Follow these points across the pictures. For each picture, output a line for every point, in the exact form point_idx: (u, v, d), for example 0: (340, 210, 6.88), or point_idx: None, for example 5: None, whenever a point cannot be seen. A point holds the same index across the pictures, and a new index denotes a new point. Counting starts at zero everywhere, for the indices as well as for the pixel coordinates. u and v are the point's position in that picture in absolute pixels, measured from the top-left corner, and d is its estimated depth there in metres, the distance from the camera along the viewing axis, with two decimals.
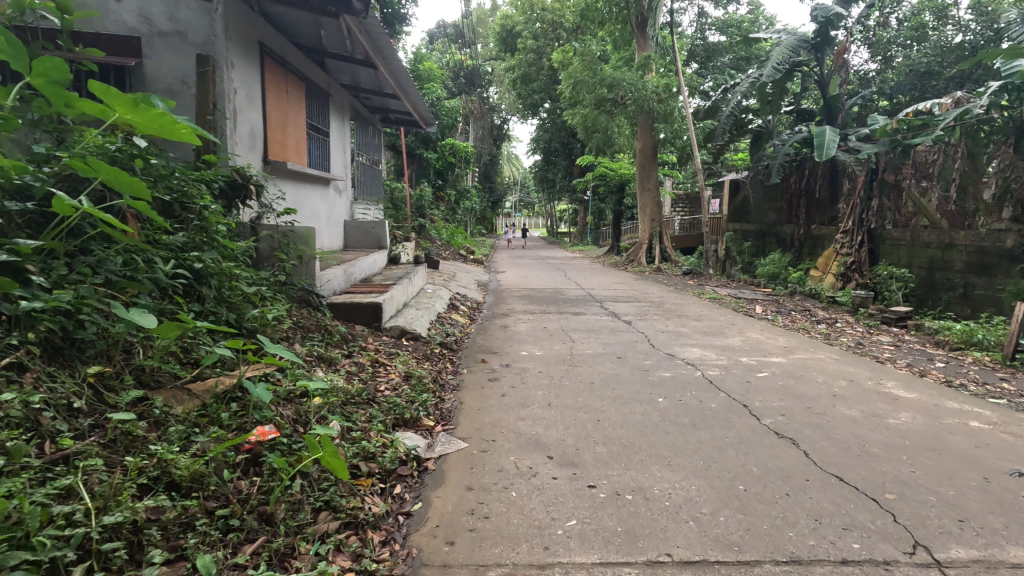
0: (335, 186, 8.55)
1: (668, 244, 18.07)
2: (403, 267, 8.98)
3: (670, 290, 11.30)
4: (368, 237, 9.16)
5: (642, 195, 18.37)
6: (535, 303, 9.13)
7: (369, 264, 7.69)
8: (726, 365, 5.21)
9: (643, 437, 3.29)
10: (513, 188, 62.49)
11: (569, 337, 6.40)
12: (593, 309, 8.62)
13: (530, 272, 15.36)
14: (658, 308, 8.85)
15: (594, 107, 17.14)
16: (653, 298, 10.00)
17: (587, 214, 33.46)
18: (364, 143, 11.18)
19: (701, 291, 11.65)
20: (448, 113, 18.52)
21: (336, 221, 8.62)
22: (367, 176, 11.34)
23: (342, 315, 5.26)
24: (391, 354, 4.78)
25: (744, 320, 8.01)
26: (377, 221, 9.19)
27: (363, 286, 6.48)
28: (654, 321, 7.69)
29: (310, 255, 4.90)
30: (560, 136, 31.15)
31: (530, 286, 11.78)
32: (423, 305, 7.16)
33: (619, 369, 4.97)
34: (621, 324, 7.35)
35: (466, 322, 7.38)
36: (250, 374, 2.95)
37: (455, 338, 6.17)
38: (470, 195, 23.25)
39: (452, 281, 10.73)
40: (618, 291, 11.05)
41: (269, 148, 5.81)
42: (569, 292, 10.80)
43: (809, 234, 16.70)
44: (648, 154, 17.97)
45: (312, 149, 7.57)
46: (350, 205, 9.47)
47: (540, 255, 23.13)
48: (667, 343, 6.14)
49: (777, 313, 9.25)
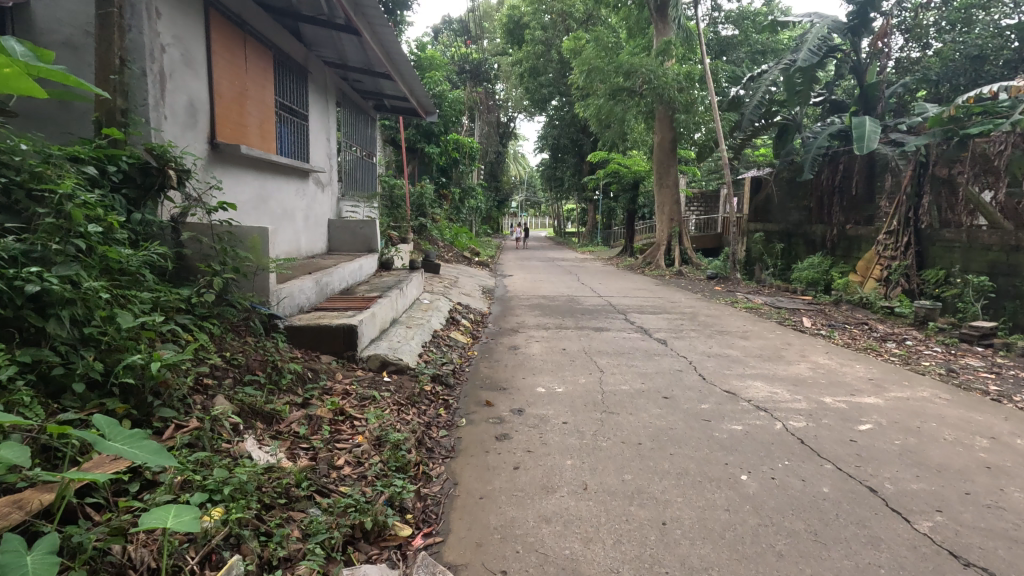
0: (316, 179, 7.33)
1: (688, 245, 16.77)
2: (396, 273, 7.75)
3: (699, 299, 10.04)
4: (356, 238, 7.93)
5: (660, 193, 17.05)
6: (549, 316, 7.92)
7: (352, 270, 6.46)
8: (810, 410, 3.95)
9: (744, 567, 2.06)
10: (519, 187, 61.25)
11: (594, 364, 5.17)
12: (617, 323, 7.39)
13: (540, 276, 14.12)
14: (692, 322, 7.61)
15: (609, 97, 15.91)
16: (684, 309, 8.74)
17: (597, 214, 32.18)
18: (356, 134, 9.99)
19: (734, 300, 10.38)
20: (452, 105, 17.33)
21: (317, 220, 7.39)
22: (360, 171, 10.14)
23: (305, 342, 4.06)
24: (363, 400, 3.55)
25: (799, 337, 6.76)
26: (367, 220, 7.95)
27: (342, 301, 5.27)
28: (692, 340, 6.45)
29: (259, 265, 3.70)
30: (570, 132, 29.90)
31: (542, 294, 10.52)
32: (416, 322, 5.92)
33: (669, 416, 3.74)
34: (654, 345, 6.12)
35: (469, 342, 6.14)
36: (81, 482, 1.75)
37: (453, 366, 4.92)
38: (476, 194, 22.06)
39: (454, 289, 9.49)
40: (642, 300, 9.79)
41: (218, 126, 4.59)
42: (586, 301, 9.58)
43: (843, 235, 15.37)
44: (666, 149, 16.67)
45: (285, 134, 6.37)
46: (336, 202, 8.26)
47: (549, 257, 21.90)
48: (719, 374, 4.91)
49: (830, 328, 7.97)
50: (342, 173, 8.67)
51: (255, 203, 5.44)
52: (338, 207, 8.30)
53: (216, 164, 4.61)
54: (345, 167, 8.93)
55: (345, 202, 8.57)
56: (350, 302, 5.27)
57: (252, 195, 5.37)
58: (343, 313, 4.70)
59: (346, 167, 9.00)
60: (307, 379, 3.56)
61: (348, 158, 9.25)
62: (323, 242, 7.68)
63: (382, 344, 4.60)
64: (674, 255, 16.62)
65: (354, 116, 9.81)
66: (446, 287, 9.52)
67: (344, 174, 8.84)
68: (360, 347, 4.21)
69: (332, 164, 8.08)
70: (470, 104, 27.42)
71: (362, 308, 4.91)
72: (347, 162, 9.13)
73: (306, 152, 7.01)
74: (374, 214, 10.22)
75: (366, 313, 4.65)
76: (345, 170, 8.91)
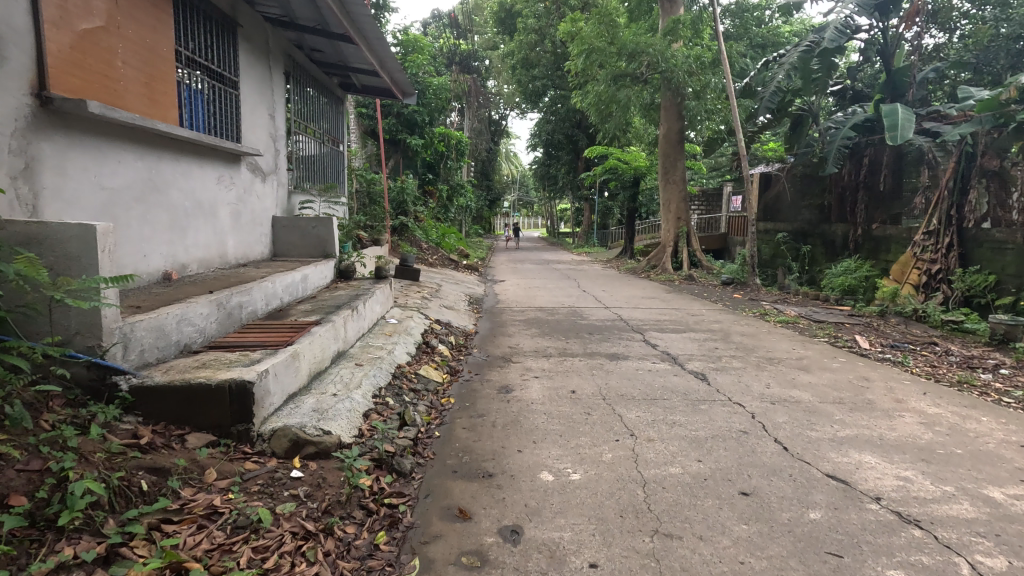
0: (252, 165, 5.76)
1: (696, 247, 15.33)
2: (359, 284, 6.19)
3: (724, 312, 8.57)
4: (308, 241, 6.37)
5: (666, 189, 15.55)
6: (549, 337, 6.38)
7: (291, 283, 4.88)
8: (984, 518, 2.45)
9: None
10: (511, 187, 59.73)
11: (620, 422, 3.62)
12: (636, 348, 5.86)
13: (534, 281, 12.58)
14: (727, 345, 6.10)
15: (610, 82, 14.44)
16: (711, 325, 7.26)
17: (593, 213, 30.66)
18: (320, 116, 8.41)
19: (763, 312, 8.90)
20: (438, 92, 15.79)
21: (253, 218, 5.80)
22: (326, 161, 8.55)
23: (166, 414, 2.55)
24: (232, 536, 2.01)
25: (871, 367, 5.27)
26: (321, 218, 6.37)
27: (261, 332, 3.69)
28: (738, 374, 4.94)
29: (63, 308, 2.40)
30: (564, 127, 28.45)
31: (540, 305, 9.01)
32: (372, 355, 4.35)
33: (767, 543, 2.22)
34: (691, 385, 4.60)
35: (445, 380, 4.58)
36: None
37: (416, 428, 3.38)
38: (465, 191, 20.54)
39: (433, 301, 7.92)
40: (656, 313, 8.27)
41: (48, 71, 2.99)
42: (593, 316, 8.04)
43: (868, 235, 13.98)
44: (673, 142, 15.21)
45: (201, 103, 4.79)
46: (286, 195, 6.68)
47: (544, 259, 20.42)
48: (800, 438, 3.39)
49: (893, 349, 6.51)
50: (296, 161, 7.06)
51: (138, 191, 3.85)
52: (287, 203, 6.73)
53: (50, 129, 3.04)
54: (301, 154, 7.33)
55: (298, 197, 6.98)
56: (273, 332, 3.69)
57: (132, 179, 3.78)
58: (248, 353, 3.14)
59: (304, 154, 7.40)
60: (130, 502, 1.99)
61: (307, 143, 7.66)
62: (264, 244, 6.11)
63: (306, 405, 3.03)
64: (682, 257, 15.10)
65: (315, 96, 8.23)
66: (423, 298, 7.95)
67: (300, 162, 7.23)
68: (259, 419, 2.66)
69: (278, 149, 6.49)
70: (459, 96, 25.88)
71: (284, 344, 3.34)
72: (305, 149, 7.54)
73: (236, 130, 5.43)
74: (340, 212, 8.63)
75: (283, 355, 3.09)
76: (300, 158, 7.30)
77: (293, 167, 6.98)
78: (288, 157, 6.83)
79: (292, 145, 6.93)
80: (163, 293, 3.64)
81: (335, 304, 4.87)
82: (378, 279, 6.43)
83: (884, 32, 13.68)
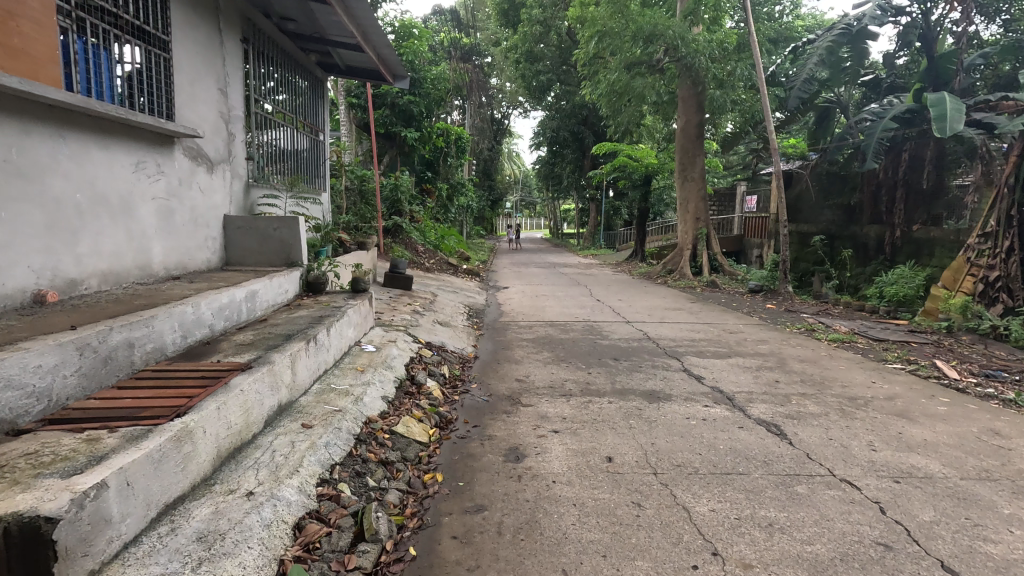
0: (192, 151, 4.57)
1: (717, 250, 14.07)
2: (330, 300, 4.98)
3: (764, 328, 7.36)
4: (268, 246, 5.17)
5: (684, 188, 14.32)
6: (565, 365, 5.16)
7: (230, 303, 3.69)
8: None
9: None
10: (513, 188, 58.62)
11: (688, 526, 2.40)
12: (677, 383, 4.63)
13: (540, 289, 11.39)
14: (789, 377, 4.88)
15: (624, 70, 13.34)
16: (758, 348, 6.06)
17: (599, 214, 29.45)
18: (296, 99, 7.19)
19: (809, 328, 7.67)
20: (437, 82, 14.66)
21: (194, 217, 4.61)
22: (303, 151, 7.33)
23: None
24: None
25: (988, 413, 4.05)
26: (285, 218, 5.16)
27: (153, 386, 2.47)
28: (824, 425, 3.71)
29: None
30: (570, 124, 27.31)
31: (550, 319, 7.81)
32: (328, 408, 3.14)
33: None
34: (767, 444, 3.36)
35: (431, 438, 3.37)
36: None
37: (377, 548, 2.18)
38: (466, 191, 19.41)
39: (425, 317, 6.70)
40: (687, 331, 7.04)
41: None
42: (613, 334, 6.81)
43: (908, 236, 12.73)
44: (693, 136, 13.98)
45: (107, 65, 3.57)
46: (243, 189, 5.48)
47: (550, 263, 19.22)
48: (976, 561, 2.17)
49: (989, 378, 5.30)
50: (260, 149, 5.84)
51: None
52: (245, 200, 5.53)
53: None
54: (268, 141, 6.12)
55: (260, 192, 5.78)
56: (171, 388, 2.48)
57: None
58: (100, 436, 1.92)
59: (271, 141, 6.19)
60: None
61: (277, 128, 6.45)
62: (211, 250, 4.90)
63: (190, 527, 1.84)
64: (702, 260, 13.84)
65: (290, 75, 7.01)
66: (412, 312, 6.75)
67: (265, 151, 6.02)
68: None
69: (232, 133, 5.28)
70: (459, 91, 24.78)
71: (173, 412, 2.13)
72: (274, 136, 6.32)
73: (166, 105, 4.22)
74: (317, 214, 7.42)
75: (154, 441, 1.87)
76: (267, 145, 6.09)
77: (255, 155, 5.78)
78: (248, 144, 5.62)
79: (254, 128, 5.71)
80: (7, 328, 2.44)
81: (288, 332, 3.66)
82: (355, 294, 5.22)
83: (925, 15, 12.50)
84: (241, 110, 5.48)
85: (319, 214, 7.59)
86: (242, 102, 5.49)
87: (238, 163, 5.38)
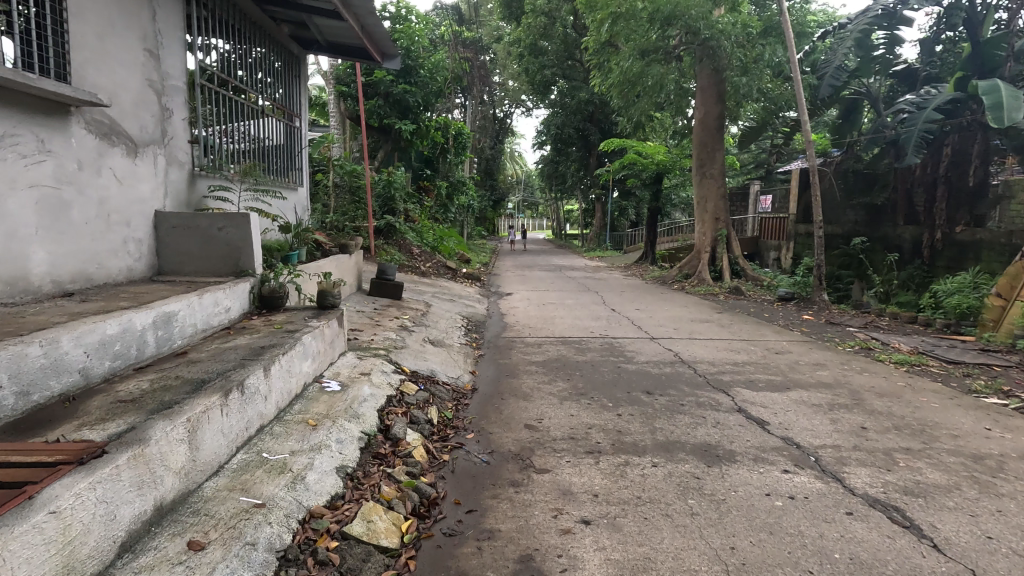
0: (102, 126, 3.49)
1: (738, 252, 12.96)
2: (286, 319, 3.89)
3: (815, 347, 6.23)
4: (211, 249, 4.08)
5: (701, 186, 13.23)
6: (587, 403, 4.07)
7: (124, 332, 2.60)
8: None
9: None
10: (516, 188, 57.57)
11: None
12: (736, 431, 3.54)
13: (548, 295, 10.29)
14: (878, 422, 3.76)
15: (637, 58, 12.40)
16: (819, 377, 4.93)
17: (606, 214, 28.33)
18: (266, 77, 6.10)
19: (864, 346, 6.54)
20: (437, 71, 13.56)
21: (106, 211, 3.53)
22: (273, 138, 6.25)
23: None
24: None
25: None
26: (234, 215, 4.09)
27: None
28: (964, 509, 2.60)
29: None
30: (575, 120, 26.18)
31: (561, 334, 6.70)
32: (244, 505, 2.07)
33: None
34: (897, 548, 2.27)
35: (403, 541, 2.29)
36: None
37: None
38: (468, 189, 18.30)
39: (413, 334, 5.61)
40: (724, 351, 5.93)
41: None
42: (638, 355, 5.71)
43: (949, 239, 11.61)
44: (711, 130, 12.90)
45: None
46: (184, 179, 4.39)
47: (556, 266, 18.10)
48: None
49: None
50: (211, 131, 4.77)
51: None
52: (187, 193, 4.45)
53: None
54: (225, 122, 5.04)
55: (208, 184, 4.69)
56: None
57: None
58: None
59: (229, 123, 5.11)
60: None
61: (240, 108, 5.38)
62: (134, 256, 3.80)
63: None
64: (722, 264, 12.72)
65: (258, 49, 5.93)
66: (399, 329, 5.66)
67: (220, 134, 4.95)
68: None
69: (169, 109, 4.21)
70: (460, 86, 23.79)
71: None
72: (234, 118, 5.24)
73: (58, 60, 3.12)
74: (287, 212, 6.33)
75: None
76: (223, 128, 5.02)
77: (204, 139, 4.70)
78: (194, 123, 4.55)
79: (203, 106, 4.64)
80: None
81: (204, 375, 2.56)
82: (321, 311, 4.13)
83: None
84: (186, 82, 4.42)
85: (289, 214, 6.48)
86: (186, 73, 4.42)
87: (178, 147, 4.32)
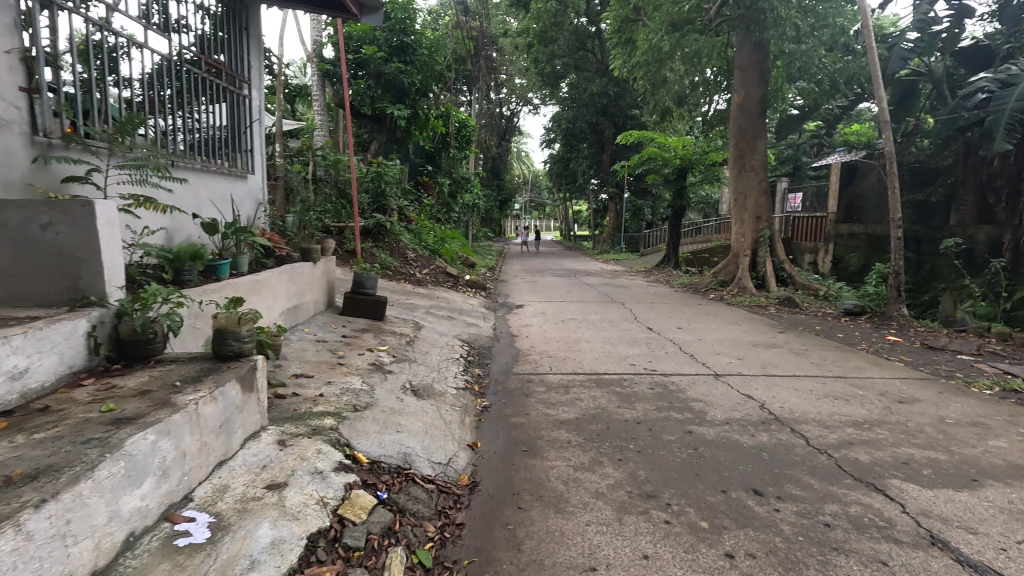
0: None
1: (783, 255, 11.21)
2: (142, 384, 2.22)
3: (946, 392, 4.50)
4: (32, 259, 2.42)
5: (740, 179, 11.46)
6: (666, 528, 2.38)
7: None
8: None
9: None
10: (523, 188, 55.94)
11: None
12: None
13: (565, 309, 8.59)
14: None
15: (667, 32, 10.82)
16: (1003, 455, 3.20)
17: (619, 214, 26.58)
18: (195, 24, 4.43)
19: (1006, 386, 4.80)
20: (437, 50, 11.94)
21: None
22: (207, 110, 4.64)
23: None
24: None
25: None
26: (68, 205, 2.41)
27: None
28: None
29: None
30: (590, 115, 24.11)
31: (593, 370, 5.02)
32: None
33: None
34: None
35: None
36: None
37: None
38: (472, 186, 16.63)
39: (390, 379, 3.94)
40: (828, 401, 4.21)
41: None
42: (711, 407, 3.99)
43: None
44: (751, 116, 11.16)
45: None
46: (11, 153, 2.74)
47: (569, 270, 16.37)
48: None
49: None
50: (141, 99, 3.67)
51: None
52: (21, 173, 2.80)
53: None
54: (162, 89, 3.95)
55: (63, 164, 3.03)
56: None
57: None
58: None
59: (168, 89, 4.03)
60: None
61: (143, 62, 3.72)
62: None
63: None
64: (765, 271, 11.00)
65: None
66: (370, 371, 4.00)
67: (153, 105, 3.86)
68: None
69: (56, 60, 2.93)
70: (465, 78, 22.18)
71: None
72: (140, 75, 3.70)
73: None
74: (219, 209, 4.67)
75: None
76: (115, 87, 3.48)
77: (86, 98, 3.22)
78: (71, 75, 3.07)
79: (121, 65, 3.48)
80: None
81: None
82: (209, 369, 2.43)
83: None
84: (68, 17, 3.02)
85: (223, 211, 4.78)
86: (92, 16, 3.19)
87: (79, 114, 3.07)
